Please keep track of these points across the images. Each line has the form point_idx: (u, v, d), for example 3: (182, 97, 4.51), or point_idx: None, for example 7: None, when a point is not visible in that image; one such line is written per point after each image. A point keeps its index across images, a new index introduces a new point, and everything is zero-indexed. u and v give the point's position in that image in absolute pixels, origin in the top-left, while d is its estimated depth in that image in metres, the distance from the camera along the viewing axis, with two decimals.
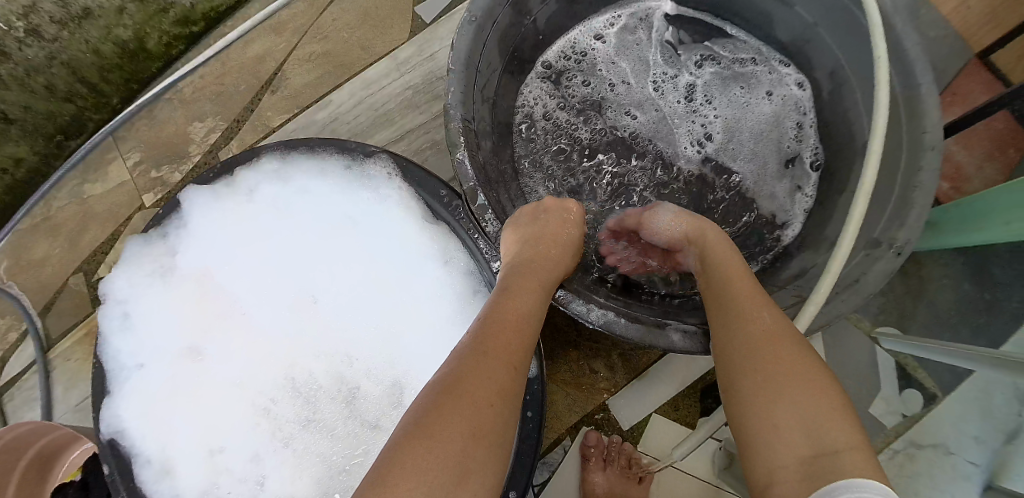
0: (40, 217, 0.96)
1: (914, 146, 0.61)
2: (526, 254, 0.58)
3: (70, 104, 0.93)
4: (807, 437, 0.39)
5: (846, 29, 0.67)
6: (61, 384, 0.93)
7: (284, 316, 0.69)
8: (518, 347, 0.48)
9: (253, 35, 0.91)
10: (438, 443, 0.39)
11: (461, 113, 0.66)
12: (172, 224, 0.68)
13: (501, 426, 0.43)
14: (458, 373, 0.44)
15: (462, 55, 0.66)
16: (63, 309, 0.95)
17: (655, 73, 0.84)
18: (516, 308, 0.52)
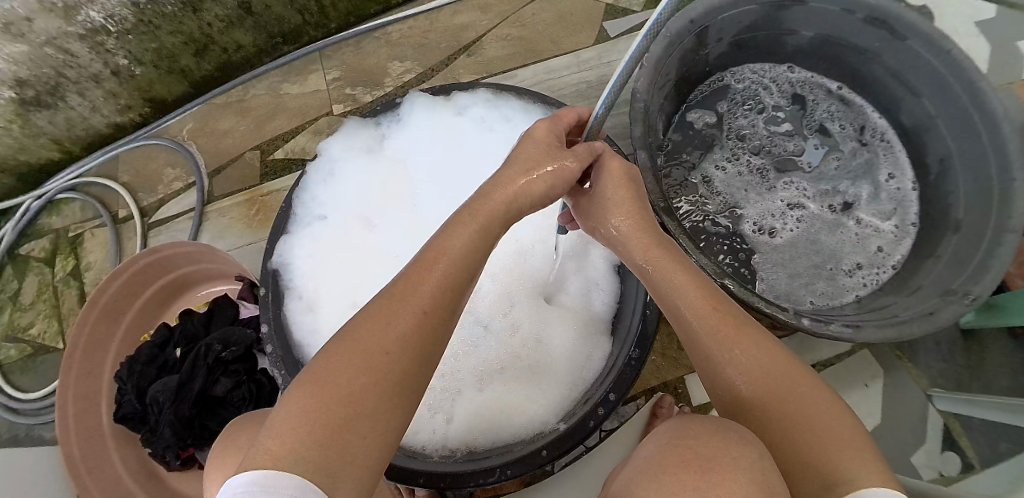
0: (236, 98, 1.14)
1: (1001, 228, 0.76)
2: (482, 195, 0.56)
3: (298, 17, 1.11)
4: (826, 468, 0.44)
5: (960, 126, 0.84)
6: (209, 234, 1.06)
7: (450, 218, 0.82)
8: (459, 269, 0.50)
9: (463, 8, 1.08)
10: (332, 390, 0.42)
11: (643, 97, 0.79)
12: (392, 118, 0.84)
13: (404, 370, 0.45)
14: (352, 338, 0.45)
15: (655, 55, 0.80)
16: (227, 176, 1.09)
17: (816, 157, 0.97)
18: (447, 247, 0.51)
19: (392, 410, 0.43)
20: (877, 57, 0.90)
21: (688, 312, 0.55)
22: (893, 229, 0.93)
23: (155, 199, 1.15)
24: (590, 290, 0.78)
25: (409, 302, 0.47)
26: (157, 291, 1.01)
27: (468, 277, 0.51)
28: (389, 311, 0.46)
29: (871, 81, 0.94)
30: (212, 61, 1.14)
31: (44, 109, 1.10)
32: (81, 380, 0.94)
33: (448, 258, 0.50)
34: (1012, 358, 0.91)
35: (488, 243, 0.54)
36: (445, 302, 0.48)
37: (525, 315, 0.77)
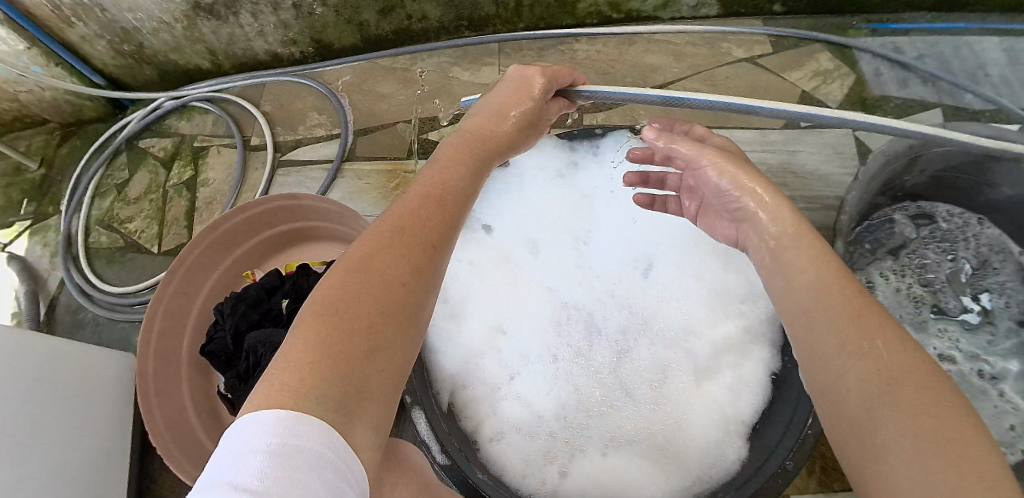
0: (403, 65, 1.13)
1: None
2: (453, 145, 0.58)
3: (491, 7, 1.06)
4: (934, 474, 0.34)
5: None
6: (340, 193, 1.04)
7: (615, 266, 0.79)
8: (454, 196, 0.52)
9: (656, 50, 1.06)
10: (346, 315, 0.41)
11: (849, 209, 0.75)
12: (589, 151, 0.84)
13: (415, 297, 0.44)
14: (358, 260, 0.44)
15: (873, 169, 0.75)
16: (374, 139, 1.07)
17: (991, 320, 0.82)
18: (437, 183, 0.52)
19: (404, 332, 0.43)
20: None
21: (835, 324, 0.43)
22: None
23: (293, 138, 1.13)
24: (738, 390, 0.68)
25: (421, 234, 0.47)
26: (273, 236, 0.98)
27: (456, 202, 0.51)
28: (404, 244, 0.45)
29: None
30: (390, 24, 1.11)
31: (212, 19, 1.10)
32: (175, 298, 0.91)
33: (434, 191, 0.51)
34: None
35: (465, 174, 0.55)
36: (441, 220, 0.49)
37: (671, 391, 0.71)
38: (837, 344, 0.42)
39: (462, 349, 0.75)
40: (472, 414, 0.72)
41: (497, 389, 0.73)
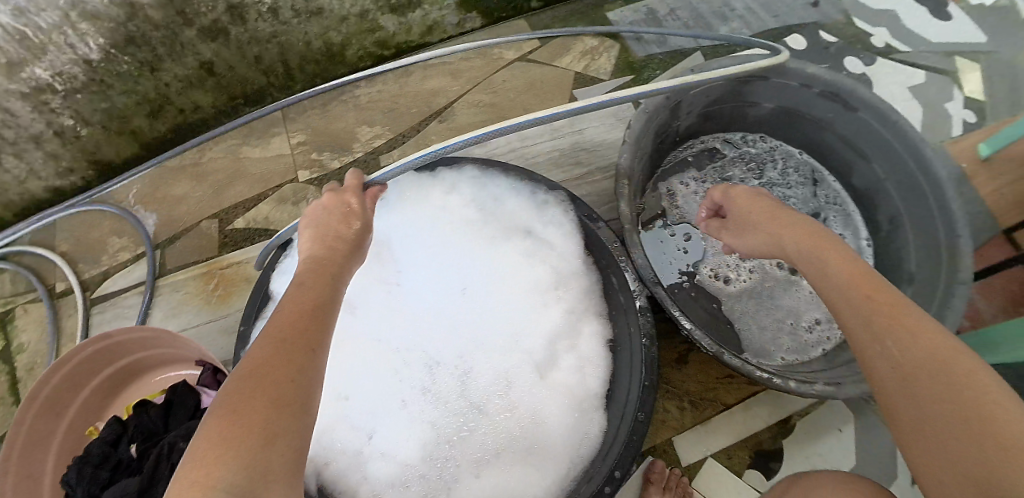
0: (191, 159, 1.09)
1: (950, 287, 0.82)
2: (313, 260, 0.62)
3: (263, 78, 1.07)
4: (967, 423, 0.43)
5: (910, 189, 0.90)
6: (162, 311, 1.01)
7: (441, 296, 0.81)
8: (322, 296, 0.57)
9: (433, 73, 1.09)
10: (243, 412, 0.43)
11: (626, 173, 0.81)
12: None
13: (307, 395, 0.47)
14: (247, 370, 0.47)
15: (635, 132, 0.83)
16: (185, 246, 1.04)
17: None
18: (308, 297, 0.56)
19: (301, 419, 0.45)
20: (820, 129, 0.99)
21: None
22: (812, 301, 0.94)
23: (98, 271, 1.07)
24: (584, 369, 0.77)
25: (303, 339, 0.51)
26: (105, 381, 0.93)
27: (327, 308, 0.56)
28: (285, 348, 0.49)
29: (821, 146, 1.03)
30: (167, 123, 1.07)
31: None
32: (19, 486, 0.82)
33: (309, 302, 0.56)
34: None
35: (330, 281, 0.60)
36: (319, 322, 0.54)
37: (519, 393, 0.77)
38: (883, 323, 0.52)
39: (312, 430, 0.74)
40: (344, 489, 0.71)
41: (360, 456, 0.74)
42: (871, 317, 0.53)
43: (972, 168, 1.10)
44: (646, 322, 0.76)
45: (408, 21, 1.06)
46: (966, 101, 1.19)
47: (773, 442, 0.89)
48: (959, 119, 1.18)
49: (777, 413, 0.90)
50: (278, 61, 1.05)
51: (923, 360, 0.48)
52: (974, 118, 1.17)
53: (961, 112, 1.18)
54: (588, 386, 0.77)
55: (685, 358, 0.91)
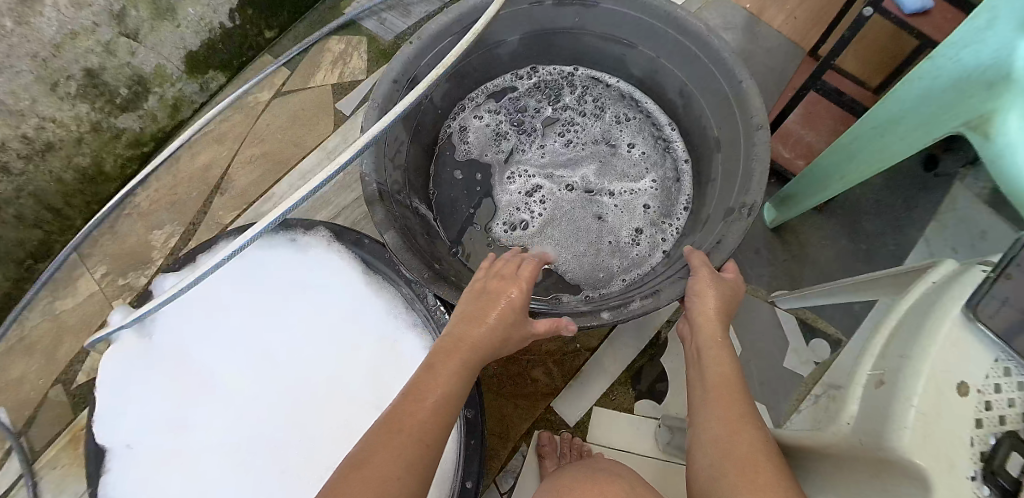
0: (14, 338, 1.00)
1: (750, 129, 0.74)
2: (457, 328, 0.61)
3: (38, 230, 1.03)
4: (720, 445, 0.53)
5: (683, 59, 0.83)
6: (50, 493, 0.98)
7: (253, 376, 0.78)
8: (450, 401, 0.55)
9: (200, 146, 1.03)
10: None
11: (374, 177, 0.74)
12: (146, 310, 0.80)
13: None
14: (364, 467, 0.48)
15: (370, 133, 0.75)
16: (44, 422, 1.01)
17: (601, 148, 0.99)
18: (428, 393, 0.54)
19: None
20: (578, 37, 0.92)
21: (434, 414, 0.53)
22: (618, 214, 0.95)
23: None
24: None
25: (410, 433, 0.50)
26: None
27: (455, 405, 0.55)
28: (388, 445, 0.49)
29: (590, 51, 0.95)
30: None
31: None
32: None
33: (427, 404, 0.53)
34: (826, 231, 0.96)
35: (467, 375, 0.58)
36: (433, 437, 0.51)
37: (366, 434, 0.75)
38: (712, 356, 0.61)
39: None
40: None
41: None
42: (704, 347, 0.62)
43: (758, 5, 1.05)
44: (446, 316, 0.74)
45: (147, 111, 1.04)
46: None
47: (650, 366, 0.85)
48: None
49: (643, 335, 0.86)
50: (40, 208, 1.01)
51: (724, 434, 0.53)
52: None
53: None
54: None
55: None
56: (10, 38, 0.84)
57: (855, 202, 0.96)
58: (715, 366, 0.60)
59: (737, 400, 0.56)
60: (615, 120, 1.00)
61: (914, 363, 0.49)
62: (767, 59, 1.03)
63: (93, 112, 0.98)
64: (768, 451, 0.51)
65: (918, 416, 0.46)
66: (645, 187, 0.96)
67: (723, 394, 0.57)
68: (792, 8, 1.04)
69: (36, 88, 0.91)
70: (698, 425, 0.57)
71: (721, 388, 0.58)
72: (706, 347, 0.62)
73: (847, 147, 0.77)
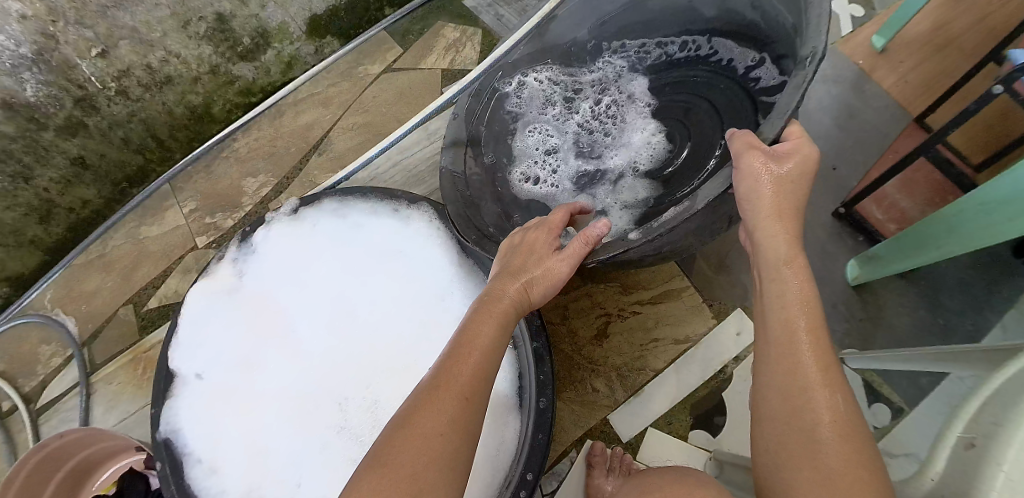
0: (96, 254, 1.11)
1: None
2: (501, 277, 0.62)
3: (139, 156, 1.09)
4: (793, 432, 0.45)
5: None
6: (102, 405, 1.03)
7: (331, 332, 0.80)
8: (492, 358, 0.53)
9: (305, 107, 1.08)
10: (396, 469, 0.44)
11: (450, 157, 0.80)
12: (244, 251, 0.83)
13: (458, 449, 0.47)
14: (413, 416, 0.47)
15: (450, 133, 0.81)
16: (108, 337, 1.08)
17: (664, 105, 0.84)
18: (478, 337, 0.54)
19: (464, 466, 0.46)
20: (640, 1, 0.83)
21: (485, 366, 0.52)
22: (688, 169, 0.77)
23: (35, 382, 1.07)
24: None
25: (455, 388, 0.49)
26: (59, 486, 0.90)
27: (497, 352, 0.54)
28: (438, 399, 0.48)
29: (652, 18, 0.85)
30: (61, 225, 1.10)
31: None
32: None
33: (481, 347, 0.53)
34: (904, 298, 0.97)
35: (508, 327, 0.57)
36: (486, 386, 0.51)
37: None
38: (784, 308, 0.50)
39: (237, 493, 0.74)
40: None
41: None
42: (773, 299, 0.51)
43: (870, 62, 1.12)
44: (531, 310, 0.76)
45: (263, 63, 1.08)
46: None
47: (711, 397, 0.85)
48: (848, 15, 1.17)
49: (709, 366, 0.86)
50: (145, 136, 1.06)
51: (793, 422, 0.45)
52: (861, 12, 1.17)
53: (848, 9, 1.17)
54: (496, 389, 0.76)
55: (603, 334, 0.89)
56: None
57: (938, 275, 0.97)
58: (785, 321, 0.50)
59: (820, 370, 0.47)
60: (687, 75, 0.84)
61: (1007, 427, 0.47)
62: (871, 118, 1.08)
63: (215, 54, 1.01)
64: (853, 443, 0.43)
65: (1007, 482, 0.44)
66: (713, 136, 0.78)
67: (789, 367, 0.47)
68: (905, 70, 1.11)
69: (169, 24, 0.93)
70: (760, 400, 0.49)
71: (793, 352, 0.48)
72: (778, 301, 0.51)
73: (948, 219, 0.76)
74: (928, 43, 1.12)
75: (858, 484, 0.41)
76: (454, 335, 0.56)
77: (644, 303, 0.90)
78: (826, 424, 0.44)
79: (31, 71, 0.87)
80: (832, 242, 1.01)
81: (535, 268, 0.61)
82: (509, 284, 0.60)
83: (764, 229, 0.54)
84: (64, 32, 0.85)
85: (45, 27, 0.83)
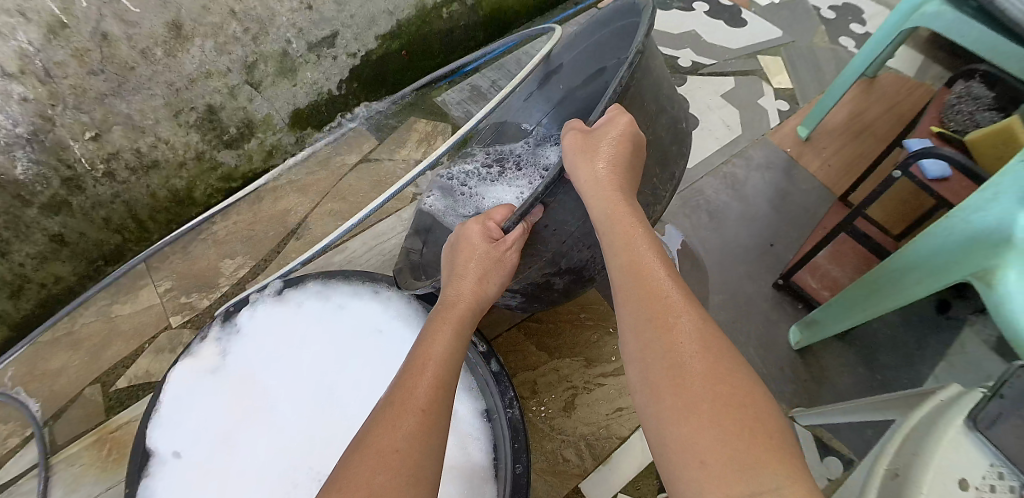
0: (62, 331, 1.09)
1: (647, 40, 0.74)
2: (451, 287, 0.74)
3: (117, 236, 1.11)
4: (695, 428, 0.47)
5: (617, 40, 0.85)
6: (60, 489, 1.00)
7: (313, 410, 0.83)
8: (445, 368, 0.63)
9: (284, 193, 1.19)
10: (363, 476, 0.51)
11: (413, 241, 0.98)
12: (230, 330, 0.87)
13: (417, 458, 0.54)
14: (374, 433, 0.55)
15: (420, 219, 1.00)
16: (72, 417, 1.07)
17: None
18: (431, 352, 0.65)
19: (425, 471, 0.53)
20: (571, 92, 1.00)
21: (439, 380, 0.61)
22: None
23: None
24: (466, 445, 0.81)
25: (411, 403, 0.58)
26: None
27: (449, 363, 0.65)
28: (397, 414, 0.56)
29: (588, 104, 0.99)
30: (31, 299, 1.07)
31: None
32: None
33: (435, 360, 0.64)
34: (843, 358, 1.07)
35: (459, 339, 0.69)
36: (444, 398, 0.60)
37: None
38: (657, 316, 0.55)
39: None
40: None
41: None
42: (646, 309, 0.56)
43: (797, 149, 1.28)
44: (506, 383, 0.82)
45: (246, 151, 1.14)
46: (777, 92, 1.37)
47: None
48: (775, 109, 1.34)
49: None
50: (127, 218, 1.09)
51: (693, 418, 0.48)
52: (787, 106, 1.35)
53: (775, 103, 1.34)
54: (473, 461, 0.79)
55: (571, 406, 0.95)
56: (155, 65, 0.94)
57: (871, 336, 1.09)
58: (658, 324, 0.54)
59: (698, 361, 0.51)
60: None
61: (921, 458, 0.55)
62: (802, 198, 1.22)
63: (201, 142, 1.08)
64: (749, 418, 0.47)
65: None
66: None
67: (675, 367, 0.51)
68: (827, 156, 1.27)
69: (162, 112, 1.00)
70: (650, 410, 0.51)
71: (674, 353, 0.52)
72: (650, 309, 0.56)
73: (873, 283, 0.87)
74: (844, 132, 1.30)
75: (720, 388, 0.49)
76: (411, 354, 0.66)
77: (608, 373, 0.97)
78: (680, 345, 0.52)
79: (24, 150, 0.90)
80: (776, 310, 1.12)
81: (474, 263, 0.73)
82: (463, 285, 0.73)
83: (588, 183, 0.67)
84: (61, 115, 0.90)
85: (44, 109, 0.88)
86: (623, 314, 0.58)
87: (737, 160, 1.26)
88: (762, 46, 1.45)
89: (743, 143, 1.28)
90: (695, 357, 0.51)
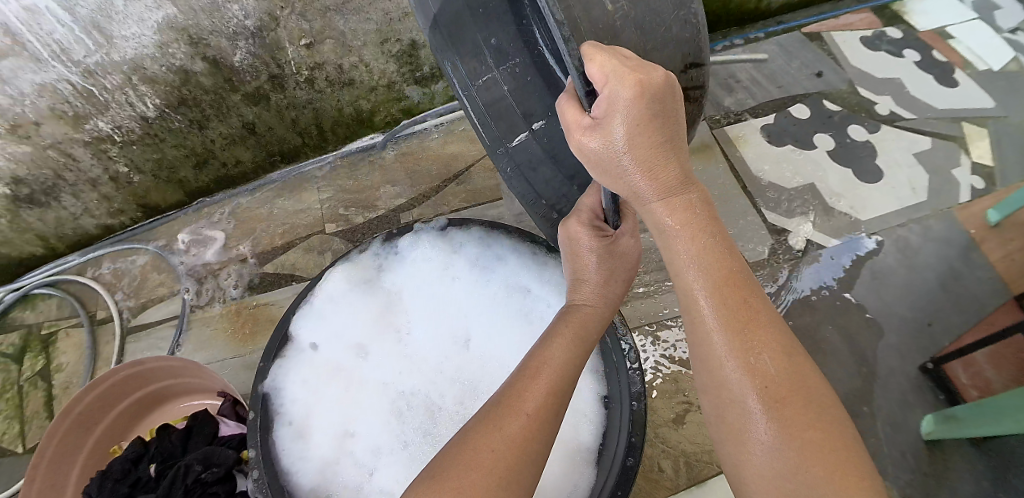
0: (228, 208, 1.25)
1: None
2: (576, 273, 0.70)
3: (298, 138, 1.21)
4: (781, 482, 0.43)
5: None
6: (190, 344, 1.13)
7: (445, 345, 0.88)
8: (566, 376, 0.58)
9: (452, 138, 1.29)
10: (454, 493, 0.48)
11: None
12: (392, 251, 0.93)
13: (526, 463, 0.52)
14: (469, 443, 0.52)
15: None
16: (219, 285, 1.18)
17: None
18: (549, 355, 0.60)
19: (529, 468, 0.52)
20: None
21: (553, 387, 0.57)
22: None
23: (136, 303, 1.19)
24: (579, 423, 0.82)
25: (520, 407, 0.54)
26: (132, 402, 1.03)
27: (573, 364, 0.60)
28: (505, 417, 0.54)
29: None
30: (208, 176, 1.21)
31: (35, 207, 1.10)
32: (60, 450, 0.94)
33: (553, 369, 0.59)
34: (972, 464, 0.97)
35: (580, 348, 0.61)
36: (558, 409, 0.56)
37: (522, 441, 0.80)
38: (735, 349, 0.48)
39: (317, 463, 0.76)
40: None
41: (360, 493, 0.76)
42: (718, 341, 0.49)
43: (981, 232, 1.16)
44: (636, 374, 0.80)
45: (431, 92, 1.23)
46: (974, 166, 1.25)
47: None
48: (967, 184, 1.23)
49: None
50: (312, 124, 1.19)
51: (776, 469, 0.44)
52: (982, 184, 1.23)
53: (969, 178, 1.23)
54: (580, 441, 0.80)
55: (680, 420, 0.94)
56: None
57: (1012, 452, 0.98)
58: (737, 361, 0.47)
59: (777, 409, 0.45)
60: None
61: None
62: (972, 285, 1.11)
63: (395, 72, 1.15)
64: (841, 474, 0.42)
65: None
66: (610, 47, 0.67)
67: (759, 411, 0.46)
68: (1012, 248, 1.14)
69: (371, 37, 1.06)
70: (733, 450, 0.47)
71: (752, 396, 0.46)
72: (724, 345, 0.48)
73: None
74: None
75: (808, 443, 0.43)
76: (526, 358, 0.61)
77: None
78: (756, 396, 0.46)
79: (246, 41, 0.98)
80: (913, 393, 1.03)
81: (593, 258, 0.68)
82: (586, 292, 0.68)
83: (632, 192, 0.54)
84: (285, 18, 0.97)
85: (274, 9, 0.95)
86: (693, 337, 0.51)
87: (913, 226, 1.17)
88: (967, 113, 1.33)
89: (922, 210, 1.19)
90: (775, 404, 0.45)
